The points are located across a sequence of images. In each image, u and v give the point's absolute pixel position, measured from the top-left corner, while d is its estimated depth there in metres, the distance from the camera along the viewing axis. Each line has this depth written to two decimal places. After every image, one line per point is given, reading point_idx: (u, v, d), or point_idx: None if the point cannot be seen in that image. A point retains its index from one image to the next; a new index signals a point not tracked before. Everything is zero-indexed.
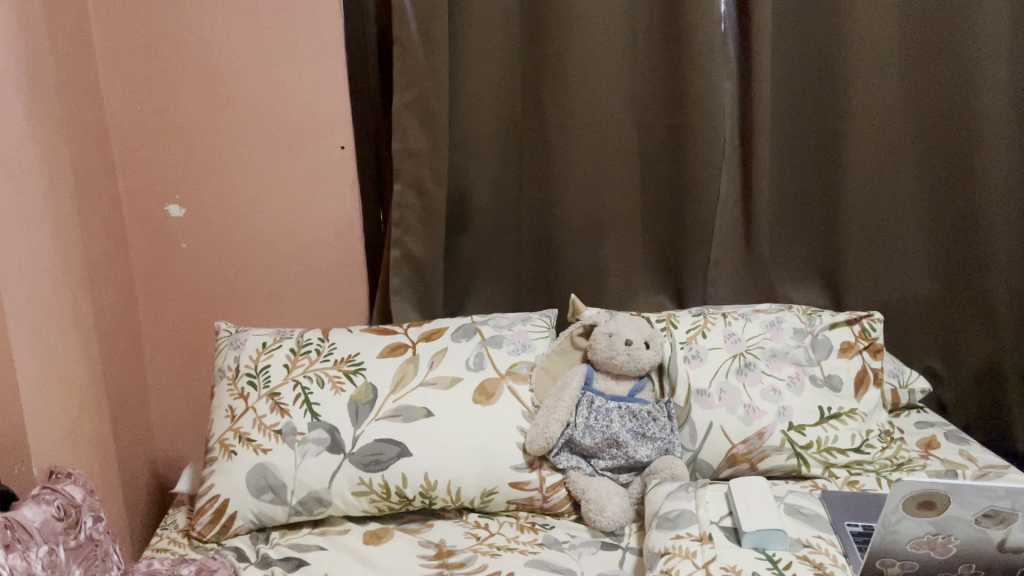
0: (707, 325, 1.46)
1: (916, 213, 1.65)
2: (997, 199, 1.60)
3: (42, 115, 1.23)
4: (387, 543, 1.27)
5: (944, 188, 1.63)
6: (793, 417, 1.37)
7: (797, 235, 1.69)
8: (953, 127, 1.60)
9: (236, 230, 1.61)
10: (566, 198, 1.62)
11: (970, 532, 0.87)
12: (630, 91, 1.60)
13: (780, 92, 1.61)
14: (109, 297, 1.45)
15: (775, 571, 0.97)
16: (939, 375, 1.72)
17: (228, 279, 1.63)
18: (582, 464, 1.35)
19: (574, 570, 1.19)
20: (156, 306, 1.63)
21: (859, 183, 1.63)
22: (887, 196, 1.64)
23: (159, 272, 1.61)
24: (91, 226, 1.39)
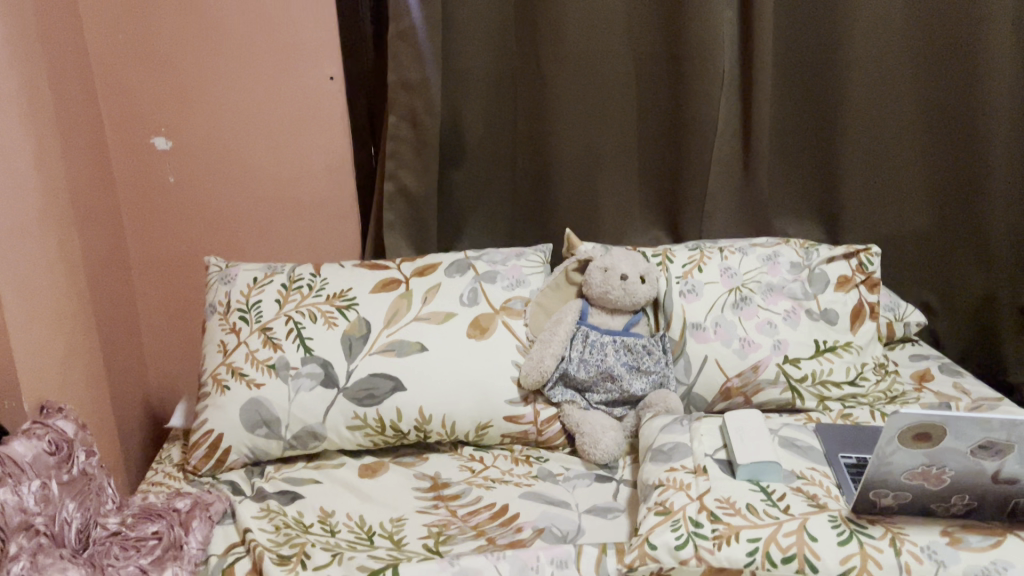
0: (703, 259, 1.45)
1: (916, 144, 1.62)
2: (998, 132, 1.58)
3: (20, 41, 1.18)
4: (382, 477, 1.27)
5: (946, 117, 1.60)
6: (788, 350, 1.36)
7: (796, 166, 1.66)
8: (957, 57, 1.55)
9: (224, 163, 1.57)
10: (561, 131, 1.59)
11: (964, 463, 0.87)
12: (627, 20, 1.54)
13: (781, 21, 1.56)
14: (96, 231, 1.42)
15: (769, 502, 0.97)
16: (933, 308, 1.72)
17: (217, 214, 1.61)
18: (576, 397, 1.35)
19: (568, 502, 1.19)
20: (145, 240, 1.60)
21: (860, 116, 1.59)
22: (887, 127, 1.60)
23: (147, 205, 1.58)
24: (75, 159, 1.36)
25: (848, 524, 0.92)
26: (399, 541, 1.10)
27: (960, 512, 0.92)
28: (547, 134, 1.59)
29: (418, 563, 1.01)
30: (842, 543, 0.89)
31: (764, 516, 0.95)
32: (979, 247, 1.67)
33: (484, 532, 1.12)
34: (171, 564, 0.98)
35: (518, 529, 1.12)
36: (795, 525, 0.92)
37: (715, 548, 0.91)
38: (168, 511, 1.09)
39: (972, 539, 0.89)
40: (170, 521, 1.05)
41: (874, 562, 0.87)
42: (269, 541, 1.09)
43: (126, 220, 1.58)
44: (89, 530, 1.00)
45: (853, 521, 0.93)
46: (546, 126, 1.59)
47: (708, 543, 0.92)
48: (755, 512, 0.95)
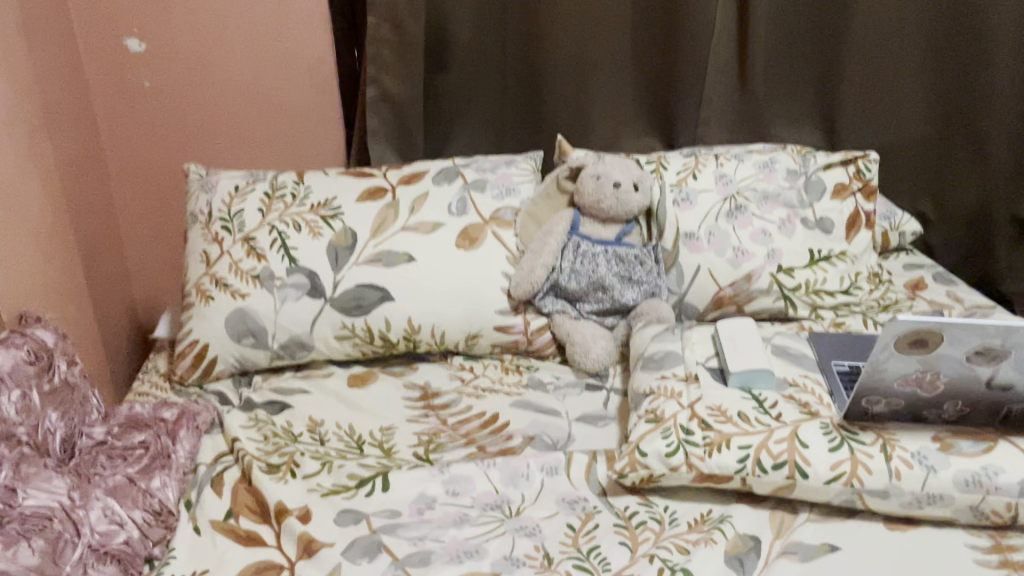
0: (698, 167, 1.40)
1: (919, 48, 1.56)
2: (1003, 35, 1.52)
3: None
4: (371, 387, 1.26)
5: (950, 17, 1.53)
6: (782, 259, 1.34)
7: (794, 72, 1.60)
8: None
9: (203, 68, 1.51)
10: (551, 33, 1.52)
11: (959, 370, 0.86)
12: None
13: None
14: (70, 139, 1.37)
15: (761, 410, 0.96)
16: (927, 218, 1.70)
17: (197, 119, 1.55)
18: (567, 308, 1.33)
19: (559, 411, 1.19)
20: (123, 148, 1.55)
21: (862, 19, 1.53)
22: (891, 30, 1.54)
23: (123, 111, 1.52)
24: (43, 60, 1.29)
25: (839, 431, 0.92)
26: (389, 450, 1.10)
27: (952, 418, 0.92)
28: (535, 38, 1.54)
29: (408, 471, 1.01)
30: (833, 449, 0.89)
31: (756, 424, 0.94)
32: (976, 153, 1.63)
33: (474, 441, 1.11)
34: (160, 473, 0.97)
35: (508, 438, 1.12)
36: (787, 433, 0.91)
37: (706, 455, 0.91)
38: (155, 421, 1.08)
39: (963, 444, 0.89)
40: (158, 431, 1.04)
41: (865, 467, 0.87)
42: (258, 450, 1.08)
43: (102, 127, 1.52)
44: (75, 440, 0.99)
45: (844, 428, 0.92)
46: (535, 30, 1.53)
47: (699, 450, 0.91)
48: (747, 420, 0.95)
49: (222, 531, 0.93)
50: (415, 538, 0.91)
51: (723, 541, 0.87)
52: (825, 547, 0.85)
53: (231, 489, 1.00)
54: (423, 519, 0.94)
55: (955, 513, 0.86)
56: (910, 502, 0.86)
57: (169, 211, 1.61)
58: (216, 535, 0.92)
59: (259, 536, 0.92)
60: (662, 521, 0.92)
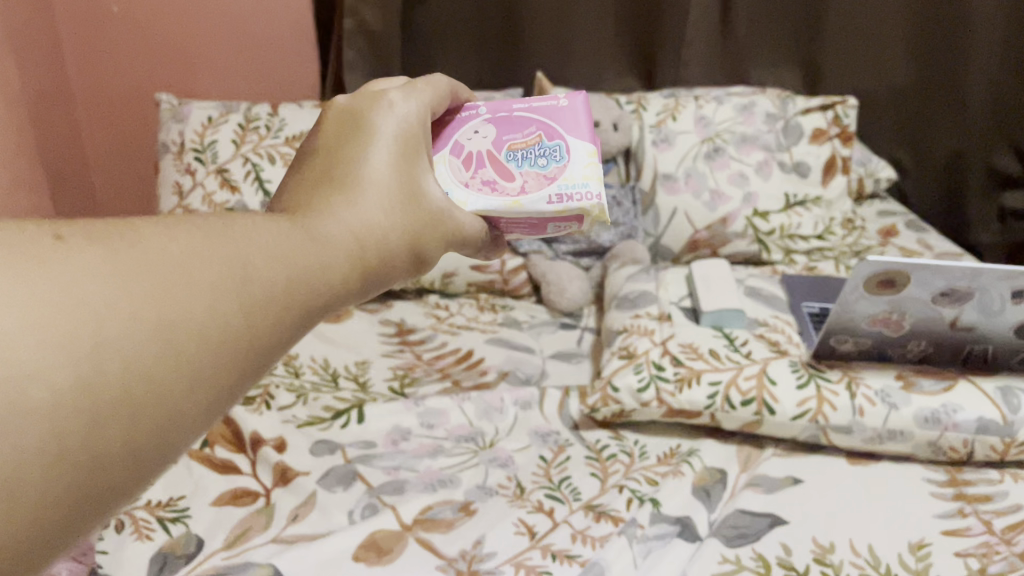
0: (678, 108, 1.43)
1: (900, 41, 1.62)
2: (984, 41, 1.58)
3: None
4: (346, 322, 1.26)
5: (931, 41, 1.62)
6: (758, 203, 1.38)
7: (776, 31, 1.62)
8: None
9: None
10: (548, 38, 1.59)
11: (924, 310, 0.88)
12: None
13: None
14: (16, 47, 1.30)
15: (731, 348, 0.98)
16: (904, 166, 1.76)
17: (147, 44, 1.50)
18: (544, 248, 1.37)
19: (533, 348, 1.20)
20: (83, 60, 1.51)
21: (841, 28, 1.60)
22: (869, 27, 1.60)
23: (89, 37, 1.49)
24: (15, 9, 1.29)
25: (807, 369, 0.93)
26: (364, 383, 1.10)
27: (915, 358, 0.94)
28: None
29: (383, 404, 1.02)
30: (801, 386, 0.91)
31: (726, 362, 0.95)
32: (954, 99, 1.66)
33: (448, 376, 1.12)
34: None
35: (482, 373, 1.13)
36: (755, 371, 0.93)
37: (677, 391, 0.92)
38: None
39: (925, 384, 0.90)
40: None
41: (830, 404, 0.89)
42: None
43: (59, 12, 1.45)
44: None
45: (812, 366, 0.94)
46: None
47: (670, 386, 0.93)
48: (717, 357, 0.96)
49: (198, 459, 0.92)
50: (390, 467, 0.92)
51: (690, 473, 0.89)
52: (789, 480, 0.87)
53: None
54: (397, 450, 0.95)
55: (913, 448, 0.88)
56: (872, 438, 0.88)
57: (144, 136, 1.60)
58: (192, 463, 0.92)
59: (234, 465, 0.92)
60: (632, 455, 0.93)
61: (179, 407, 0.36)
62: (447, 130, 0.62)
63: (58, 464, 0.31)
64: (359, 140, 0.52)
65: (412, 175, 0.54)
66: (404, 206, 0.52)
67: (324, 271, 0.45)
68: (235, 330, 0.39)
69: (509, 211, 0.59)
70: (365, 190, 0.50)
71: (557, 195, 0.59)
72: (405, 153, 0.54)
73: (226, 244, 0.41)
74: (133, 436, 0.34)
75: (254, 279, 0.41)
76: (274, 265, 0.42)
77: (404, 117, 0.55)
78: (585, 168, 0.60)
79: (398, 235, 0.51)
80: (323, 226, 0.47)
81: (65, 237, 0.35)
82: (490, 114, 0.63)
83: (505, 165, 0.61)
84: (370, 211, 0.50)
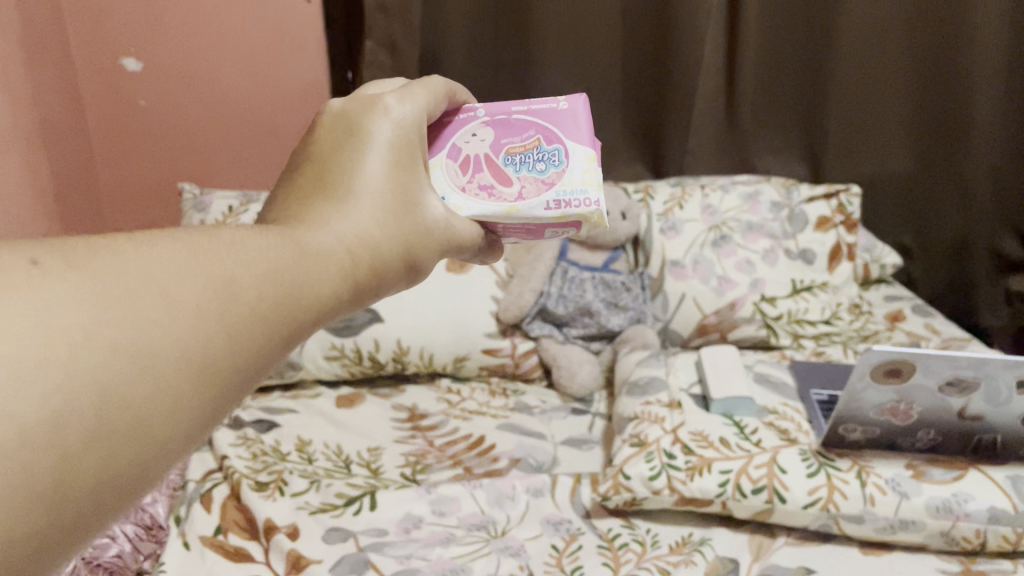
0: (684, 197, 1.49)
1: (902, 131, 1.66)
2: (985, 133, 1.62)
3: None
4: (359, 407, 1.28)
5: (932, 132, 1.66)
6: (765, 289, 1.41)
7: (779, 121, 1.68)
8: (944, 90, 1.61)
9: (204, 70, 1.49)
10: None
11: (931, 399, 0.89)
12: (625, 31, 1.56)
13: (777, 45, 1.60)
14: (44, 141, 1.34)
15: (742, 436, 0.99)
16: (910, 251, 1.79)
17: (173, 123, 1.54)
18: (554, 332, 1.38)
19: (544, 434, 1.21)
20: (108, 137, 1.54)
21: (843, 119, 1.65)
22: (871, 118, 1.65)
23: (115, 120, 1.53)
24: (47, 101, 1.35)
25: (817, 458, 0.94)
26: (377, 469, 1.11)
27: (925, 446, 0.95)
28: (529, 57, 1.55)
29: (396, 491, 1.03)
30: (811, 474, 0.91)
31: (736, 449, 0.96)
32: (957, 187, 1.70)
33: (460, 462, 1.13)
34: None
35: (494, 459, 1.13)
36: (766, 458, 0.94)
37: (688, 479, 0.93)
38: None
39: (935, 473, 0.91)
40: None
41: (840, 493, 0.89)
42: (247, 468, 1.08)
43: (85, 93, 1.49)
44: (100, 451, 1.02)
45: (822, 454, 0.95)
46: (532, 50, 1.55)
47: (681, 474, 0.93)
48: (727, 445, 0.97)
49: (212, 547, 0.94)
50: (402, 556, 0.92)
51: (703, 563, 0.89)
52: (801, 570, 0.86)
53: (219, 505, 1.01)
54: (409, 538, 0.95)
55: (926, 538, 0.88)
56: (884, 528, 0.88)
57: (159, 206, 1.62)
58: (206, 552, 0.93)
59: (247, 552, 0.93)
60: (644, 544, 0.93)
61: (168, 424, 0.37)
62: (446, 133, 0.65)
63: (46, 485, 0.33)
64: (352, 151, 0.55)
65: (407, 181, 0.56)
66: (396, 218, 0.54)
67: (311, 283, 0.47)
68: (217, 353, 0.40)
69: (506, 216, 0.62)
70: (361, 201, 0.53)
71: (554, 202, 0.62)
72: (399, 169, 0.56)
73: (210, 264, 0.41)
74: (116, 460, 0.35)
75: (238, 298, 0.42)
76: (261, 280, 0.43)
77: (401, 119, 0.57)
78: (583, 174, 0.63)
79: (388, 241, 0.53)
80: (311, 238, 0.49)
81: (41, 261, 0.36)
82: (489, 117, 0.66)
83: (504, 169, 0.64)
84: (361, 219, 0.52)
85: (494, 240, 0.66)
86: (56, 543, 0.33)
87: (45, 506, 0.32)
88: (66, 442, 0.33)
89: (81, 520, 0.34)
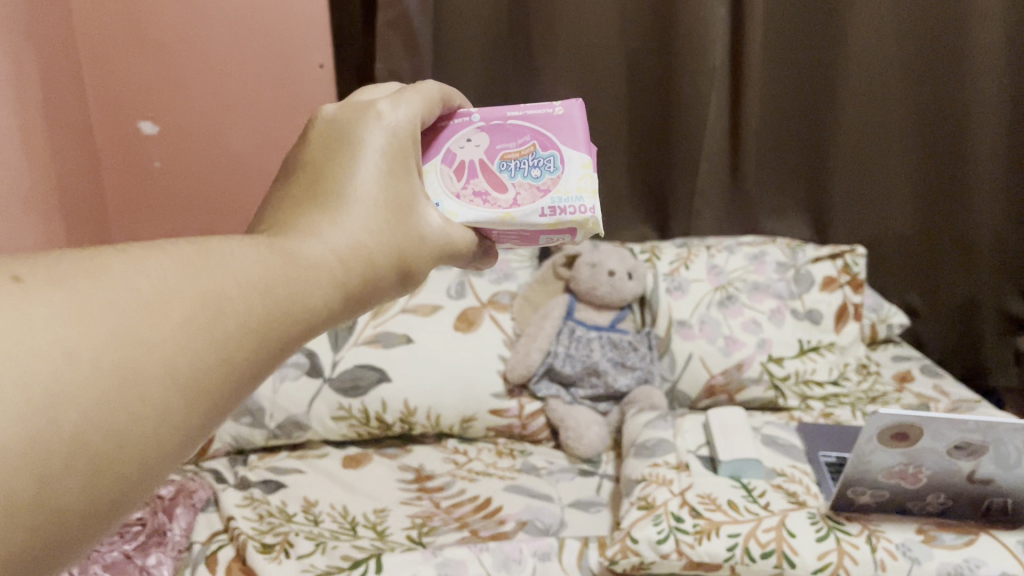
0: (690, 257, 1.50)
1: (906, 192, 1.68)
2: (989, 194, 1.64)
3: (22, 100, 1.23)
4: (366, 467, 1.28)
5: (936, 193, 1.67)
6: (772, 349, 1.42)
7: (781, 182, 1.70)
8: (946, 151, 1.63)
9: (219, 132, 1.48)
10: None
11: (940, 463, 0.89)
12: (630, 97, 1.60)
13: (777, 109, 1.63)
14: (59, 205, 1.35)
15: (750, 499, 0.98)
16: (918, 311, 1.79)
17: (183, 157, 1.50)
18: (561, 392, 1.39)
19: (551, 495, 1.21)
20: (120, 174, 1.51)
21: (847, 180, 1.67)
22: (875, 179, 1.66)
23: (126, 165, 1.51)
24: (66, 164, 1.38)
25: (825, 521, 0.93)
26: (382, 531, 1.11)
27: (935, 510, 0.94)
28: None
29: (401, 554, 1.02)
30: (820, 539, 0.90)
31: (744, 512, 0.96)
32: (963, 248, 1.71)
33: (466, 524, 1.12)
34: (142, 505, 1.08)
35: (501, 522, 1.13)
36: (774, 522, 0.93)
37: (695, 543, 0.91)
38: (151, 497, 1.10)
39: (946, 537, 0.90)
40: (154, 508, 1.07)
41: (850, 557, 0.88)
42: (253, 530, 1.08)
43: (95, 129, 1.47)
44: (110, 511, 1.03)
45: (831, 518, 0.94)
46: None
47: (688, 537, 0.92)
48: (735, 508, 0.96)
49: None
50: None
51: None
52: None
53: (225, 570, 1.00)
54: None
55: None
56: None
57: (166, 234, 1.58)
58: None
59: None
60: None
61: (158, 438, 0.37)
62: (442, 136, 0.66)
63: (28, 505, 0.33)
64: (343, 160, 0.55)
65: (403, 190, 0.57)
66: (388, 229, 0.54)
67: (301, 288, 0.47)
68: (202, 367, 0.40)
69: (500, 223, 0.63)
70: (352, 206, 0.53)
71: (549, 208, 0.63)
72: (392, 181, 0.56)
73: (195, 278, 0.42)
74: (100, 474, 0.35)
75: (222, 310, 0.42)
76: (250, 290, 0.44)
77: (394, 125, 0.58)
78: (579, 179, 0.64)
79: (380, 247, 0.53)
80: (300, 246, 0.49)
81: (24, 279, 0.37)
82: (484, 122, 0.66)
83: (499, 174, 0.65)
84: (352, 226, 0.52)
85: (487, 247, 0.67)
86: (51, 557, 0.34)
87: (30, 522, 0.33)
88: (47, 458, 0.33)
89: (72, 533, 0.35)
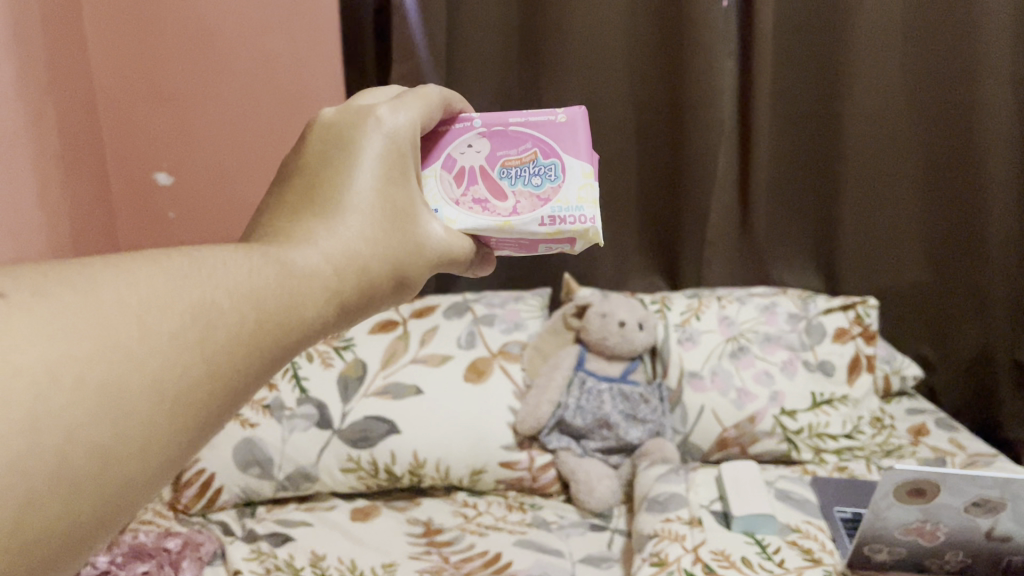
0: (701, 307, 1.50)
1: (917, 244, 1.68)
2: (1000, 245, 1.64)
3: (40, 153, 1.26)
4: (375, 520, 1.26)
5: (947, 245, 1.67)
6: (785, 401, 1.40)
7: (792, 234, 1.70)
8: (955, 203, 1.64)
9: (230, 181, 1.49)
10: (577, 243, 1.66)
11: (958, 520, 0.87)
12: (640, 151, 1.62)
13: (787, 162, 1.65)
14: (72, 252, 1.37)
15: (764, 556, 0.97)
16: (932, 364, 1.78)
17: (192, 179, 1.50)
18: (572, 444, 1.38)
19: (562, 550, 1.19)
20: (132, 201, 1.52)
21: (857, 232, 1.67)
22: (885, 231, 1.67)
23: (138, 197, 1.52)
24: (82, 213, 1.40)
25: None
26: None
27: (954, 568, 0.92)
28: None
29: None
30: None
31: (758, 569, 0.94)
32: (975, 300, 1.70)
33: None
34: (147, 559, 1.07)
35: None
36: None
37: None
38: (158, 551, 1.09)
39: None
40: (160, 561, 1.07)
41: None
42: None
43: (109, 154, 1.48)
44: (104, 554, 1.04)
45: None
46: None
47: None
48: (749, 565, 0.95)
49: None
50: None
51: None
52: None
53: None
54: None
55: None
56: None
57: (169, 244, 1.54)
58: None
59: None
60: None
61: (155, 453, 0.37)
62: (442, 140, 0.66)
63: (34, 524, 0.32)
64: (337, 167, 0.56)
65: (398, 203, 0.57)
66: (384, 241, 0.55)
67: (295, 299, 0.47)
68: (201, 377, 0.40)
69: (500, 231, 0.63)
70: (348, 217, 0.53)
71: (548, 218, 0.63)
72: (388, 193, 0.57)
73: (187, 291, 0.42)
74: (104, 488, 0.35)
75: (216, 320, 0.42)
76: (242, 304, 0.44)
77: (392, 136, 0.58)
78: (579, 190, 0.64)
79: (375, 257, 0.54)
80: (296, 257, 0.49)
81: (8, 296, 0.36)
82: (485, 127, 0.66)
83: (500, 181, 0.65)
84: (347, 234, 0.53)
85: (486, 254, 0.68)
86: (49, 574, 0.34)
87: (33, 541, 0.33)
88: (36, 483, 0.33)
89: (72, 549, 0.34)
